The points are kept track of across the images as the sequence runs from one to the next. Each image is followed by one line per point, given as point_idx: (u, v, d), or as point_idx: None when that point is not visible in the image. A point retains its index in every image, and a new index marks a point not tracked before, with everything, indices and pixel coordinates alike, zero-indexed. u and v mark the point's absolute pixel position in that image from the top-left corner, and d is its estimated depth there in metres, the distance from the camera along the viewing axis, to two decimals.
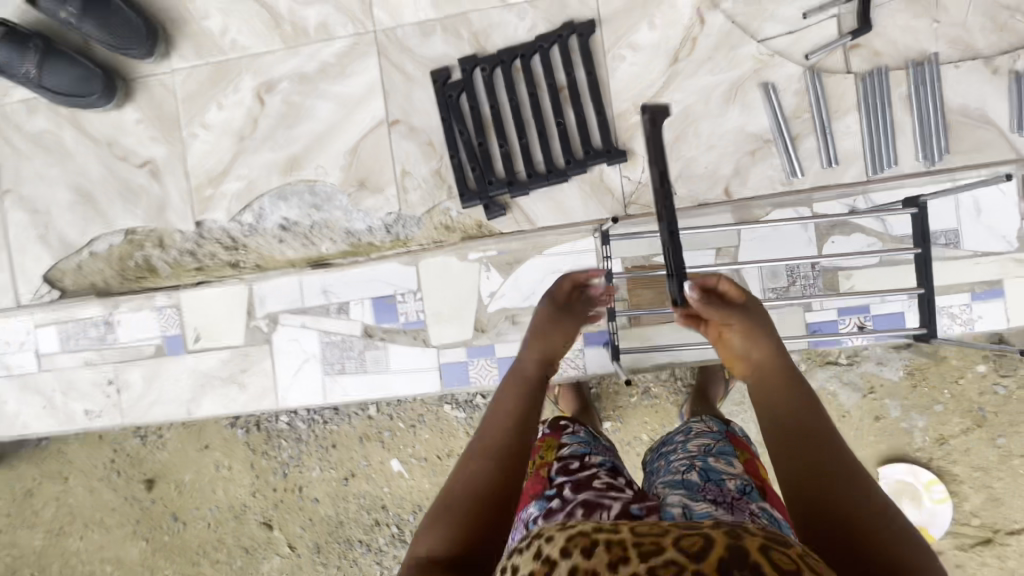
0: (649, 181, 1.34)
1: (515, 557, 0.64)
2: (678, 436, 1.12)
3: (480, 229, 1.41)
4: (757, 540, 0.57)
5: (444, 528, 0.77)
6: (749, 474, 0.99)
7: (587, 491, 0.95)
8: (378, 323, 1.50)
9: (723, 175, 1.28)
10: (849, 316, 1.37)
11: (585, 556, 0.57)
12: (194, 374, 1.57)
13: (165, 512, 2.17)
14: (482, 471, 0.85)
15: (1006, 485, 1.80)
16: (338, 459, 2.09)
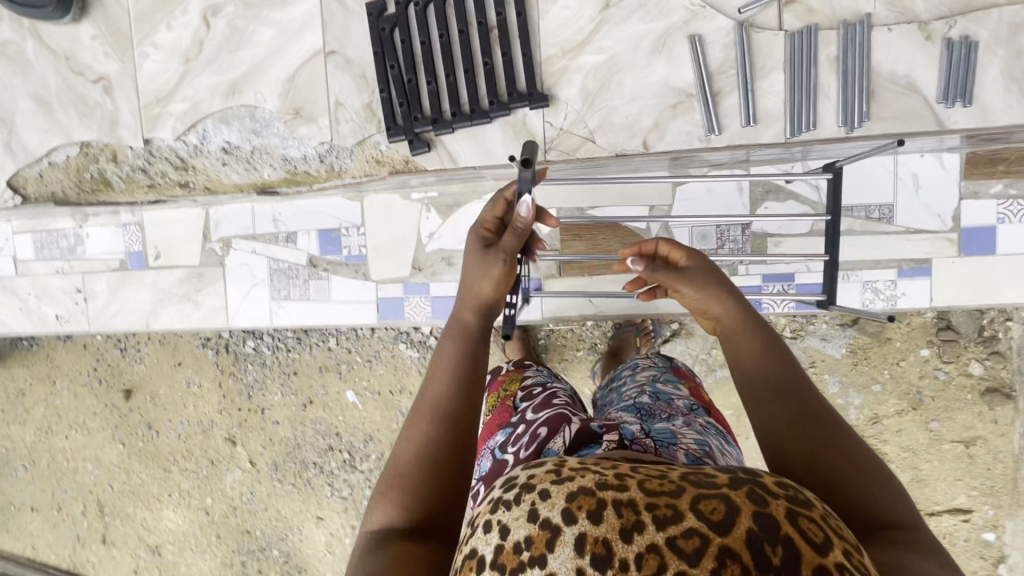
0: (570, 128, 1.34)
1: (503, 512, 0.61)
2: (628, 368, 1.27)
3: (407, 165, 1.43)
4: (779, 502, 0.55)
5: (399, 499, 0.82)
6: (694, 394, 1.14)
7: (547, 411, 1.00)
8: (322, 254, 1.57)
9: (642, 127, 1.31)
10: (772, 283, 1.39)
11: (592, 523, 0.55)
12: (152, 289, 1.67)
13: (141, 421, 2.34)
14: (423, 445, 0.85)
15: (933, 468, 1.83)
16: (298, 385, 2.21)
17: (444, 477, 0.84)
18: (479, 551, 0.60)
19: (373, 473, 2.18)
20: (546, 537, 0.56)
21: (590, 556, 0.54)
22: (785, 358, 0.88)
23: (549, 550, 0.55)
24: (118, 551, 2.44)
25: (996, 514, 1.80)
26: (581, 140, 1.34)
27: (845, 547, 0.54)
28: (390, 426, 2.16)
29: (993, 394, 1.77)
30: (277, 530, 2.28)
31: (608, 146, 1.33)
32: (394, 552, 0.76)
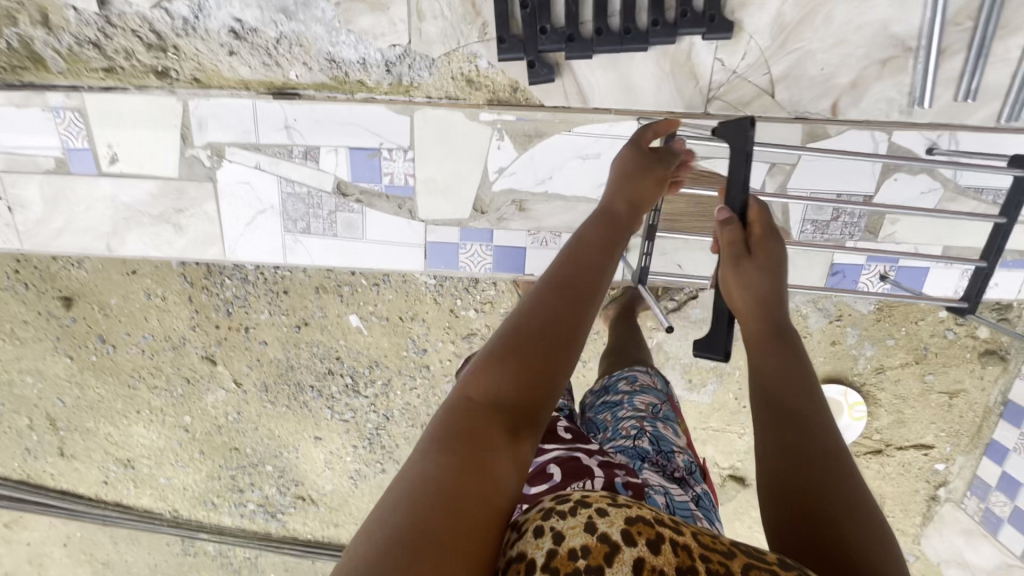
0: (746, 74, 1.11)
1: (556, 520, 0.60)
2: (622, 386, 1.06)
3: (513, 93, 1.15)
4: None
5: (488, 378, 0.69)
6: (689, 450, 0.95)
7: (557, 445, 0.83)
8: (354, 181, 1.23)
9: (836, 85, 1.12)
10: (875, 263, 1.29)
11: (649, 551, 0.57)
12: (112, 203, 1.26)
13: (91, 333, 1.98)
14: (543, 318, 0.73)
15: (915, 412, 1.97)
16: (290, 306, 1.93)
17: (537, 374, 0.70)
18: (528, 554, 0.58)
19: (378, 397, 2.05)
20: (605, 551, 0.56)
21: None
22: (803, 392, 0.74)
23: (606, 564, 0.56)
24: (81, 464, 2.23)
25: (953, 450, 1.99)
26: (757, 91, 1.13)
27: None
28: (398, 353, 1.98)
29: (989, 355, 1.88)
30: (270, 448, 2.17)
31: (789, 104, 1.13)
32: (478, 440, 0.64)
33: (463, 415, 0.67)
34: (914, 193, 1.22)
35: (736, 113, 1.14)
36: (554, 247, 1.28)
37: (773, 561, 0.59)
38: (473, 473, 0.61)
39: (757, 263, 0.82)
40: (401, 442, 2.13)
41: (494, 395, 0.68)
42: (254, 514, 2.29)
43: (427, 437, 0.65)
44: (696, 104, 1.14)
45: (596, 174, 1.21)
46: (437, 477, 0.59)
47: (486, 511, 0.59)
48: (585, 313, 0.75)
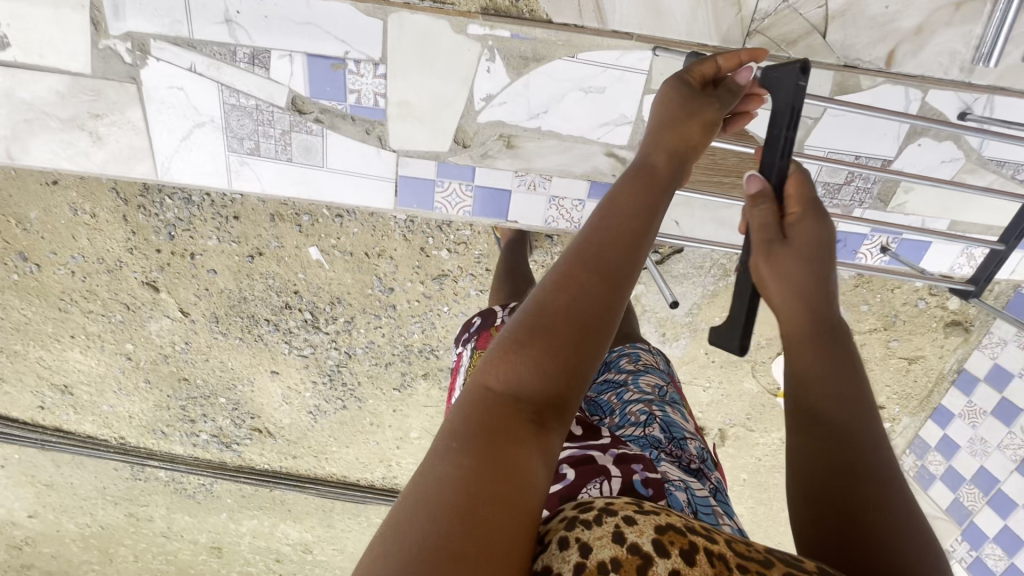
0: (797, 4, 0.97)
1: (581, 531, 0.51)
2: (626, 366, 1.04)
3: (514, 4, 0.96)
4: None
5: (510, 363, 0.56)
6: (698, 433, 0.94)
7: (568, 441, 0.77)
8: (313, 97, 1.03)
9: (899, 29, 0.99)
10: (878, 233, 1.22)
11: (685, 563, 0.50)
12: (7, 101, 1.03)
13: (9, 249, 1.74)
14: (574, 297, 0.59)
15: (873, 375, 1.93)
16: (241, 233, 1.74)
17: (568, 356, 0.57)
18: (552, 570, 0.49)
19: (340, 335, 1.93)
20: (638, 563, 0.49)
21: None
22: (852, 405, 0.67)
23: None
24: (12, 388, 2.05)
25: (901, 411, 1.99)
26: (806, 27, 0.98)
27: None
28: (363, 291, 1.85)
29: (954, 325, 1.84)
30: (223, 380, 2.04)
31: (840, 48, 0.99)
32: (498, 437, 0.53)
33: (479, 406, 0.55)
34: (935, 161, 1.12)
35: (778, 52, 0.99)
36: (542, 192, 1.14)
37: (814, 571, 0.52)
38: (494, 478, 0.50)
39: (794, 250, 0.72)
40: (363, 380, 2.04)
41: (518, 383, 0.56)
42: (208, 444, 2.20)
43: (441, 433, 0.54)
44: (733, 38, 0.98)
45: (598, 112, 1.05)
46: (457, 483, 0.49)
47: (516, 521, 0.49)
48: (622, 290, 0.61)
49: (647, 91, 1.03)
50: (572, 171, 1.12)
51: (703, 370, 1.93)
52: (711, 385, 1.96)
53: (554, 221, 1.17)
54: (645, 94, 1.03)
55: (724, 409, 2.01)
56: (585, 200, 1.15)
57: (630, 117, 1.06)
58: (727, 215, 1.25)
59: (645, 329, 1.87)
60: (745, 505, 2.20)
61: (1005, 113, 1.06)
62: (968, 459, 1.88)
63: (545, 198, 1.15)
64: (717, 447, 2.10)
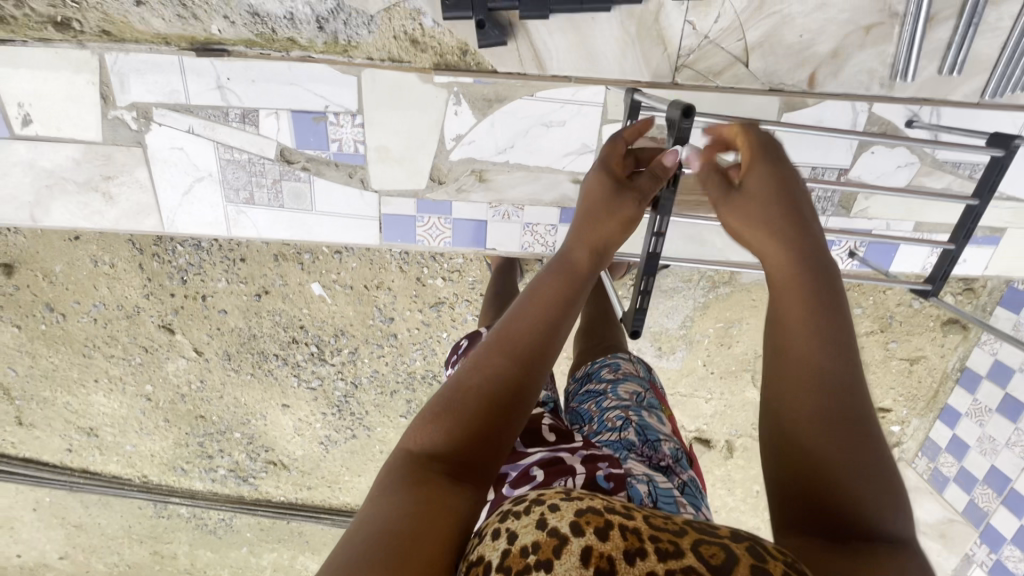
0: (719, 39, 1.04)
1: (511, 521, 0.56)
2: (605, 374, 1.06)
3: (463, 57, 1.06)
4: (782, 562, 0.51)
5: (434, 425, 0.66)
6: (675, 435, 0.97)
7: (540, 448, 0.82)
8: (299, 148, 1.13)
9: (815, 55, 1.05)
10: (845, 239, 1.26)
11: (598, 539, 0.51)
12: (31, 169, 1.15)
13: (37, 302, 1.88)
14: (491, 376, 0.68)
15: (875, 378, 1.93)
16: (248, 274, 1.85)
17: (487, 421, 0.66)
18: (484, 556, 0.54)
19: (346, 365, 2.01)
20: (553, 543, 0.51)
21: (594, 569, 0.49)
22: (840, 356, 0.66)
23: (555, 557, 0.51)
24: (42, 432, 2.16)
25: (908, 413, 1.97)
26: (730, 60, 1.05)
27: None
28: (364, 322, 1.93)
29: (951, 324, 1.84)
30: (237, 415, 2.13)
31: (762, 75, 1.06)
32: (419, 488, 0.61)
33: (408, 462, 0.64)
34: (891, 166, 1.17)
35: (708, 83, 1.07)
36: (516, 220, 1.21)
37: (727, 536, 0.52)
38: (410, 518, 0.58)
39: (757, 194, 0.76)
40: (370, 409, 2.10)
41: (442, 444, 0.64)
42: (226, 479, 2.27)
43: (377, 483, 0.63)
44: (663, 74, 1.06)
45: (562, 144, 1.13)
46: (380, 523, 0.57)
47: (433, 555, 0.56)
48: (534, 372, 0.70)
49: (605, 122, 1.11)
50: (542, 199, 1.20)
51: (701, 382, 1.95)
52: (713, 397, 1.97)
53: (531, 246, 1.24)
54: (604, 124, 1.11)
55: (727, 419, 2.01)
56: (557, 224, 1.22)
57: (592, 146, 1.13)
58: (696, 230, 1.30)
59: (640, 343, 1.90)
60: (760, 518, 2.18)
61: (953, 118, 1.09)
62: (978, 458, 1.85)
63: (520, 225, 1.22)
64: (724, 460, 2.10)
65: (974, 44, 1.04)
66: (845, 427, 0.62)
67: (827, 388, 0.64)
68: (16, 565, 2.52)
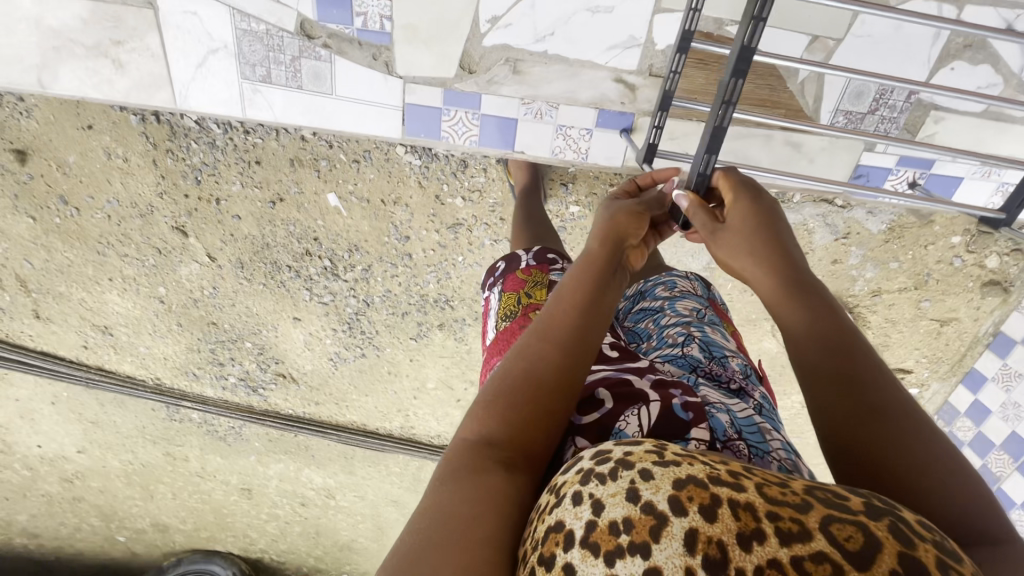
0: None
1: (594, 486, 0.43)
2: (660, 292, 0.89)
3: None
4: (931, 544, 0.38)
5: (487, 408, 0.59)
6: (742, 353, 0.80)
7: (605, 366, 0.69)
8: (320, 21, 1.05)
9: None
10: (904, 168, 1.15)
11: (705, 521, 0.38)
12: (37, 28, 1.08)
13: (51, 193, 1.80)
14: (529, 365, 0.61)
15: (900, 337, 1.85)
16: (263, 179, 1.76)
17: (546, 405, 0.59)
18: (566, 525, 0.43)
19: (358, 283, 1.96)
20: (649, 527, 0.39)
21: (703, 560, 0.37)
22: (836, 348, 0.66)
23: (654, 541, 0.39)
24: (58, 327, 2.16)
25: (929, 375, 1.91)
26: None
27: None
28: (380, 239, 1.87)
29: (992, 286, 1.71)
30: (248, 326, 2.10)
31: None
32: (472, 479, 0.53)
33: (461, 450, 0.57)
34: (971, 87, 1.05)
35: None
36: (548, 121, 1.13)
37: (859, 511, 0.39)
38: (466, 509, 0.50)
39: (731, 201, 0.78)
40: (380, 329, 2.08)
41: (492, 431, 0.57)
42: (236, 388, 2.30)
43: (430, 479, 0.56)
44: None
45: (607, 34, 1.03)
46: (442, 512, 0.50)
47: (492, 537, 0.49)
48: (575, 357, 0.63)
49: (657, 10, 1.01)
50: (578, 99, 1.10)
51: None
52: None
53: (558, 152, 1.16)
54: (655, 14, 1.01)
55: None
56: (592, 129, 1.13)
57: (640, 39, 1.03)
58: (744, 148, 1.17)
59: None
60: None
61: None
62: (998, 424, 1.81)
63: (552, 127, 1.13)
64: None
65: None
66: (878, 406, 0.61)
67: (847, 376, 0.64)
68: (36, 455, 2.62)
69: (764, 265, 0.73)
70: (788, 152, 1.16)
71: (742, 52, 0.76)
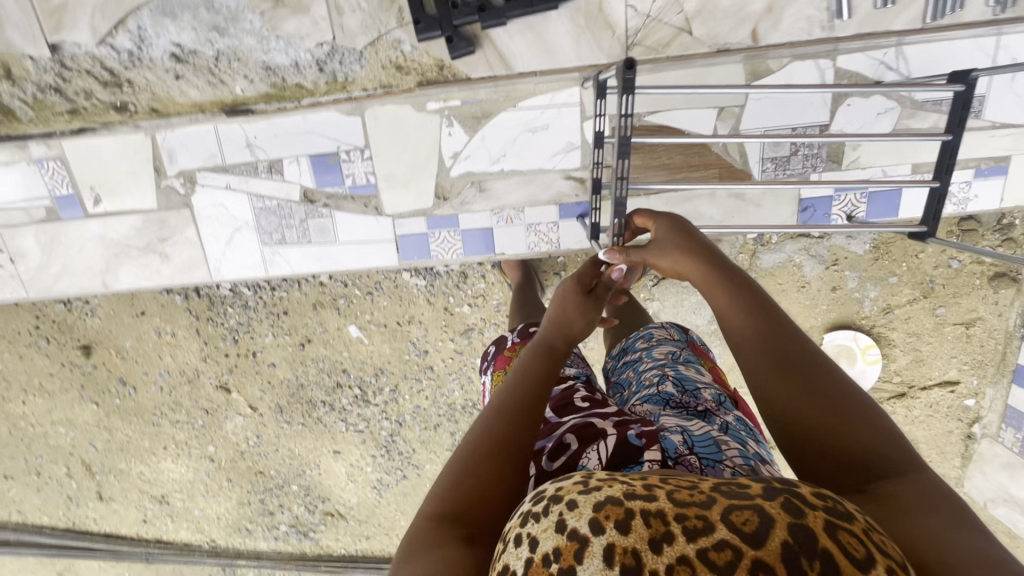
0: (660, 15, 1.11)
1: (530, 525, 0.49)
2: (638, 344, 0.97)
3: (441, 72, 1.17)
4: (819, 511, 0.45)
5: (447, 490, 0.64)
6: (718, 383, 0.86)
7: (575, 415, 0.76)
8: (319, 187, 1.28)
9: (752, 12, 1.11)
10: (845, 193, 1.27)
11: (620, 534, 0.44)
12: (102, 242, 1.34)
13: (112, 377, 2.02)
14: (486, 443, 0.67)
15: (932, 348, 1.81)
16: (291, 325, 1.95)
17: (495, 479, 0.64)
18: (508, 567, 0.48)
19: (388, 404, 2.06)
20: (575, 549, 0.45)
21: (621, 568, 0.43)
22: (764, 325, 0.74)
23: (577, 562, 0.44)
24: (120, 505, 2.27)
25: (980, 383, 1.82)
26: (675, 32, 1.12)
27: (891, 565, 0.44)
28: (401, 358, 2.00)
29: (1000, 278, 1.72)
30: (293, 468, 2.18)
31: (708, 39, 1.13)
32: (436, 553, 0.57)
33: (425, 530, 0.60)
34: (871, 115, 1.21)
35: (659, 56, 1.14)
36: (519, 223, 1.30)
37: (757, 495, 0.46)
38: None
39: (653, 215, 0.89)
40: (416, 446, 2.13)
41: (454, 507, 0.62)
42: (287, 535, 2.31)
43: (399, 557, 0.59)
44: (617, 55, 1.14)
45: (549, 144, 1.23)
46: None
47: None
48: (527, 428, 0.70)
49: (585, 117, 1.21)
50: (540, 200, 1.29)
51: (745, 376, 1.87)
52: None
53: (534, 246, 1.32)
54: (584, 121, 1.21)
55: None
56: (558, 221, 1.30)
57: (577, 143, 1.23)
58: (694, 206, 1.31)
59: None
60: None
61: (920, 58, 1.15)
62: None
63: (523, 228, 1.31)
64: None
65: None
66: (808, 373, 0.69)
67: (781, 355, 0.71)
68: None
69: (692, 260, 0.82)
70: (735, 203, 1.29)
71: (621, 145, 0.89)
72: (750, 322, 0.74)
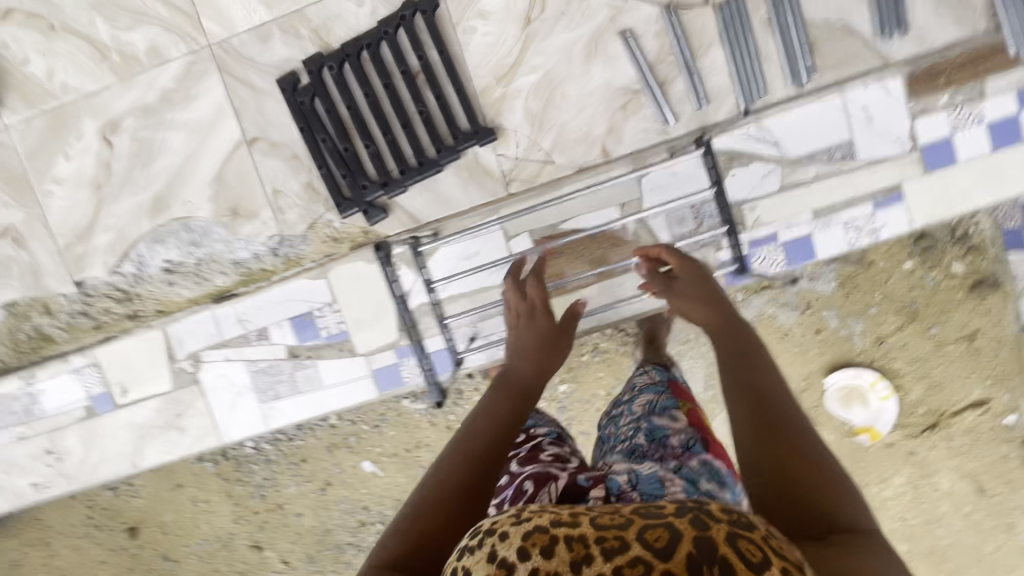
0: (525, 155, 1.35)
1: (466, 558, 0.58)
2: (622, 397, 1.09)
3: (366, 236, 1.40)
4: (722, 523, 0.53)
5: (403, 528, 0.78)
6: (693, 429, 0.98)
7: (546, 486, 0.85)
8: (302, 342, 1.48)
9: (596, 136, 1.34)
10: (758, 249, 1.39)
11: (544, 559, 0.53)
12: (130, 427, 1.55)
13: (155, 555, 2.12)
14: (448, 485, 0.82)
15: None
16: (310, 471, 1.94)
17: (449, 515, 0.79)
18: None
19: None
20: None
21: None
22: (757, 383, 0.86)
23: None
24: None
25: None
26: (540, 164, 1.35)
27: (788, 566, 0.51)
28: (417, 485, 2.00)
29: None
30: None
31: (569, 164, 1.35)
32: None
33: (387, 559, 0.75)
34: (757, 179, 1.35)
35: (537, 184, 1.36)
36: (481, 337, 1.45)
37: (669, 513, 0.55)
38: None
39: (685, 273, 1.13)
40: None
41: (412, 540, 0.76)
42: None
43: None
44: (499, 191, 1.37)
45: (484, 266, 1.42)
46: None
47: None
48: (488, 469, 0.85)
49: (507, 238, 1.40)
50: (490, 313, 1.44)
51: None
52: None
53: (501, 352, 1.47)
54: (508, 240, 1.39)
55: None
56: None
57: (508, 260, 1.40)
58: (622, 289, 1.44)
59: None
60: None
61: (776, 125, 1.33)
62: None
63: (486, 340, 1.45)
64: None
65: (707, 82, 1.32)
66: (793, 430, 0.78)
67: (764, 404, 0.82)
68: None
69: (709, 312, 1.04)
70: None
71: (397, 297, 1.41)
72: (743, 375, 0.88)
